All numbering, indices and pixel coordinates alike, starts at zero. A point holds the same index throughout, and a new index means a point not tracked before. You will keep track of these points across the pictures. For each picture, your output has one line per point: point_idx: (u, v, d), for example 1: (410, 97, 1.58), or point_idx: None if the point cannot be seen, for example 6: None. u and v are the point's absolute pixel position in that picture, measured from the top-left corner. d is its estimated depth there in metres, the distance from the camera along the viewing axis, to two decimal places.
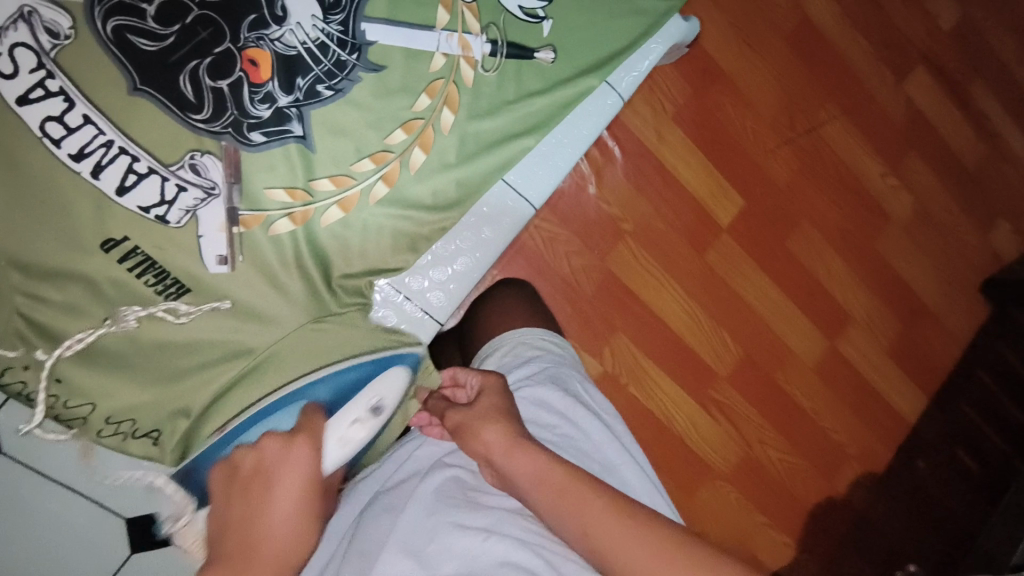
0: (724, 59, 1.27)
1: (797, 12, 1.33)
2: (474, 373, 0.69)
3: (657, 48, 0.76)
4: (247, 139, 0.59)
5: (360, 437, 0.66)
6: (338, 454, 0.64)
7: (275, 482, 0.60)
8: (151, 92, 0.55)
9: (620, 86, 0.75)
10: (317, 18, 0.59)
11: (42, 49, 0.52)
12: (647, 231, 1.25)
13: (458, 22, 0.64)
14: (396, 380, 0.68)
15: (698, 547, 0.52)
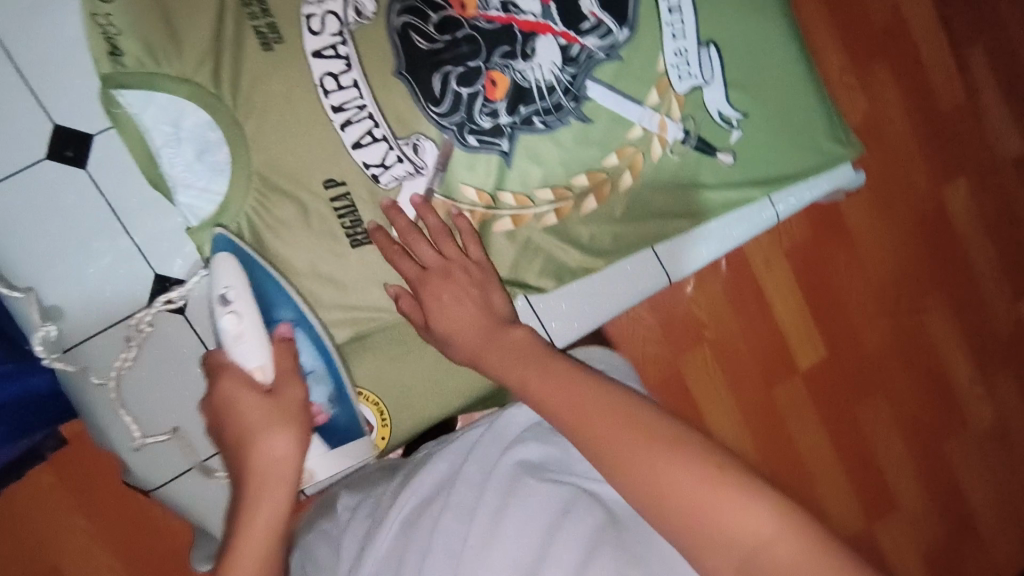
0: (852, 220, 1.33)
1: (937, 197, 1.38)
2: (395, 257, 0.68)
3: (822, 186, 0.83)
4: (464, 140, 0.69)
5: (253, 322, 0.64)
6: (249, 355, 0.63)
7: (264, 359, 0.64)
8: (408, 78, 0.67)
9: (777, 203, 0.83)
10: (555, 65, 0.70)
11: (346, 22, 0.66)
12: (725, 346, 1.28)
13: (664, 106, 0.74)
14: (225, 267, 0.64)
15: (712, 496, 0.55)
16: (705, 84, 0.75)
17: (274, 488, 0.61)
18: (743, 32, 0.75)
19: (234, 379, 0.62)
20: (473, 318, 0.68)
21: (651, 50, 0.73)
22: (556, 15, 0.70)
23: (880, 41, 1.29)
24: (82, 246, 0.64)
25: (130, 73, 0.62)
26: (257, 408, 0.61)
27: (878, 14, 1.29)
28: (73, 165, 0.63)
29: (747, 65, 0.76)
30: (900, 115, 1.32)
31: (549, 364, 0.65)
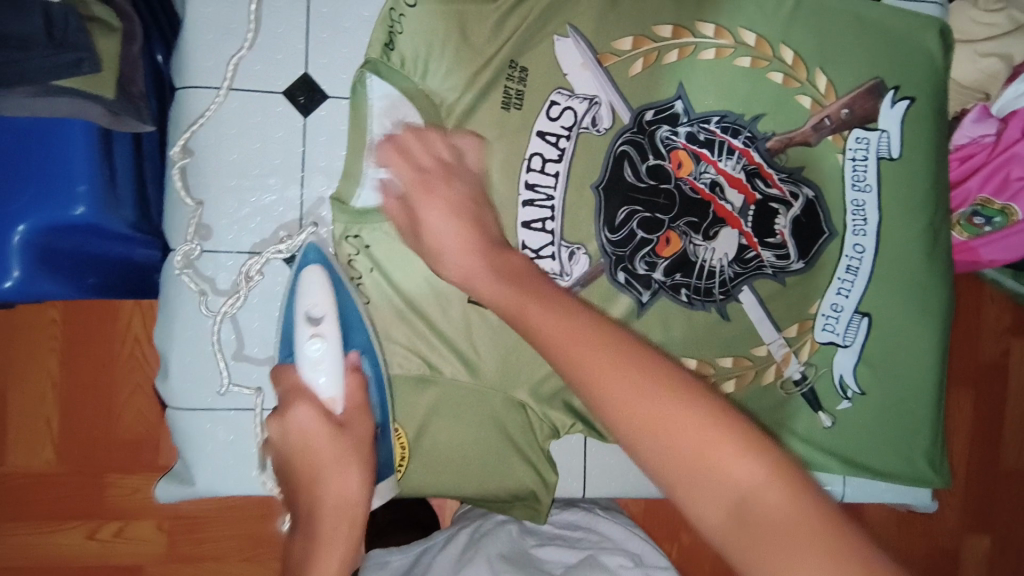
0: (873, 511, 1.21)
1: (959, 537, 1.25)
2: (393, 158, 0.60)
3: (888, 496, 0.79)
4: (613, 272, 0.71)
5: (335, 347, 0.61)
6: (330, 372, 0.60)
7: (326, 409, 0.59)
8: (601, 195, 0.71)
9: (847, 484, 0.78)
10: (726, 257, 0.73)
11: (579, 124, 0.70)
12: (692, 562, 1.15)
13: (796, 342, 0.75)
14: (314, 282, 0.62)
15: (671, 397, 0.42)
16: (842, 345, 0.76)
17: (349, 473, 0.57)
18: (900, 324, 0.76)
19: (308, 403, 0.59)
20: (482, 254, 0.55)
21: (813, 291, 0.75)
22: (750, 217, 0.74)
23: (975, 374, 1.23)
24: (260, 176, 0.66)
25: (388, 67, 0.66)
26: (322, 433, 0.57)
27: (990, 346, 1.23)
28: (297, 111, 0.67)
29: (890, 351, 0.76)
30: (959, 449, 1.24)
31: (560, 305, 0.49)
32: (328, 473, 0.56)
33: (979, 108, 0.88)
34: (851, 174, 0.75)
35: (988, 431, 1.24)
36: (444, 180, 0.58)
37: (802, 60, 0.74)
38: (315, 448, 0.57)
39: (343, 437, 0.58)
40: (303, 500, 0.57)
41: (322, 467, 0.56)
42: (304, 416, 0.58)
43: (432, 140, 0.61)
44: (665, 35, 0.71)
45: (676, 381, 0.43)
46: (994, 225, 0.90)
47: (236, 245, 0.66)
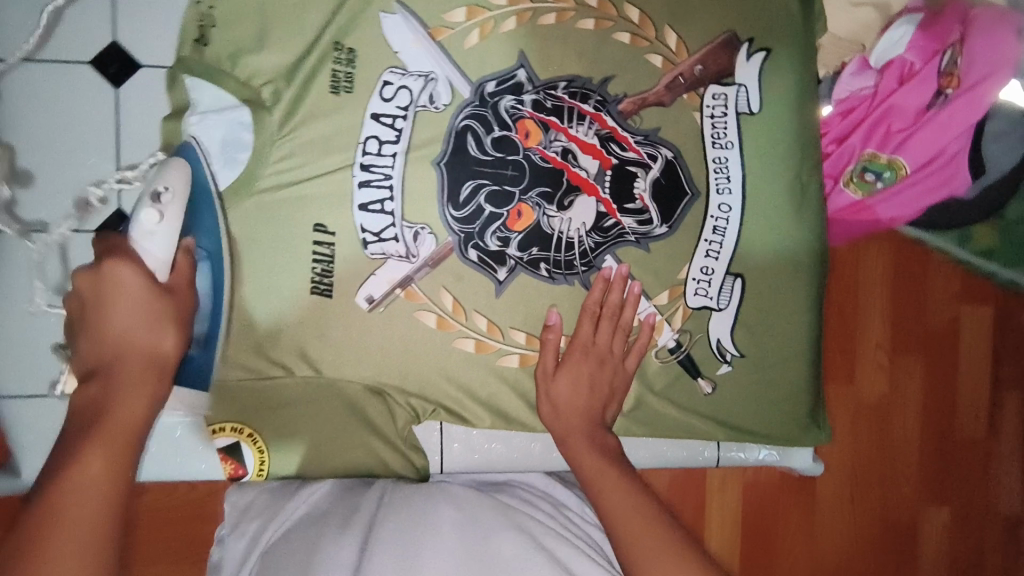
0: (823, 486, 1.18)
1: (914, 511, 1.21)
2: (587, 322, 0.70)
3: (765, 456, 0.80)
4: (464, 251, 0.69)
5: (172, 220, 0.60)
6: (381, 286, 0.68)
7: (115, 297, 0.58)
8: (444, 171, 0.68)
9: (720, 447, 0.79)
10: (584, 227, 0.70)
11: (416, 102, 0.67)
12: None
13: (668, 310, 0.72)
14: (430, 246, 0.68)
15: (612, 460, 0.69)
16: (716, 309, 0.73)
17: (144, 386, 0.57)
18: (773, 285, 0.74)
19: (127, 263, 0.59)
20: (583, 408, 0.70)
21: (679, 256, 0.72)
22: (607, 184, 0.70)
23: (923, 341, 1.19)
24: (75, 153, 0.68)
25: (201, 63, 0.66)
26: (136, 316, 0.58)
27: (935, 315, 1.19)
28: (109, 81, 0.68)
29: (764, 314, 0.74)
30: (910, 416, 1.19)
31: (604, 449, 0.70)
32: (137, 318, 0.58)
33: (857, 60, 0.85)
34: (710, 132, 0.73)
35: (940, 400, 1.20)
36: (598, 325, 0.70)
37: (649, 18, 0.72)
38: (120, 307, 0.58)
39: (159, 337, 0.59)
40: (88, 412, 0.56)
41: (115, 382, 0.57)
42: (122, 313, 0.58)
43: (615, 286, 0.70)
44: (499, 4, 0.70)
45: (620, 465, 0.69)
46: (886, 181, 0.85)
47: (50, 224, 0.67)
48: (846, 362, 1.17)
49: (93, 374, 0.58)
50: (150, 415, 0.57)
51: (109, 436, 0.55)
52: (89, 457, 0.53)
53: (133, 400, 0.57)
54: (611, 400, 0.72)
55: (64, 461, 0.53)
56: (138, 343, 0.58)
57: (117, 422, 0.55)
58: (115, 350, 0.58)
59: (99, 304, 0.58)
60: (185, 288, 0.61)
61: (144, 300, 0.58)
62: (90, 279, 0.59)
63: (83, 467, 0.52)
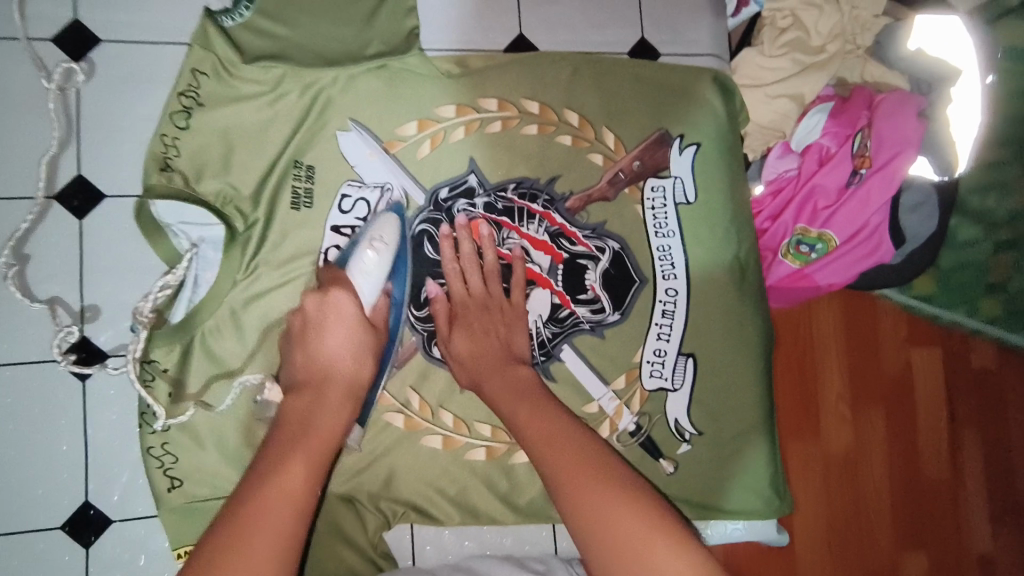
0: (802, 550, 1.16)
1: (893, 563, 1.19)
2: (456, 274, 0.70)
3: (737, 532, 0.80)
4: (429, 350, 0.71)
5: (385, 268, 0.66)
6: (370, 288, 0.65)
7: (326, 329, 0.62)
8: (404, 275, 0.71)
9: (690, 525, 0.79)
10: (541, 318, 0.73)
11: (373, 210, 0.71)
12: None
13: (626, 393, 0.75)
14: (388, 223, 0.67)
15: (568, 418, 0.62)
16: (672, 389, 0.77)
17: (338, 404, 0.60)
18: (723, 360, 0.78)
19: (345, 291, 0.64)
20: (493, 359, 0.68)
21: (634, 340, 0.76)
22: (560, 276, 0.74)
23: (881, 391, 1.20)
24: (33, 281, 0.68)
25: (171, 190, 0.66)
26: (341, 350, 0.62)
27: (888, 365, 1.20)
28: (71, 213, 0.69)
29: (718, 389, 0.78)
30: (876, 465, 1.19)
31: (558, 419, 0.62)
32: (337, 347, 0.62)
33: (780, 145, 0.93)
34: (653, 222, 0.78)
35: (903, 447, 1.20)
36: (467, 280, 0.70)
37: (588, 121, 0.78)
38: (330, 334, 0.62)
39: (361, 366, 0.63)
40: (294, 424, 0.58)
41: (324, 400, 0.60)
42: (337, 338, 0.62)
43: (462, 244, 0.70)
44: (448, 115, 0.75)
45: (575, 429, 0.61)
46: (820, 251, 0.92)
47: (10, 356, 0.66)
48: (809, 420, 1.17)
49: (298, 388, 0.61)
50: (342, 429, 0.60)
51: (305, 443, 0.56)
52: (291, 465, 0.54)
53: (326, 418, 0.59)
54: (512, 338, 0.70)
55: (269, 470, 0.53)
56: (348, 372, 0.62)
57: (323, 436, 0.58)
58: (306, 360, 0.62)
59: (313, 338, 0.63)
60: (381, 323, 0.66)
61: (353, 348, 0.62)
62: (317, 300, 0.63)
63: (285, 479, 0.53)
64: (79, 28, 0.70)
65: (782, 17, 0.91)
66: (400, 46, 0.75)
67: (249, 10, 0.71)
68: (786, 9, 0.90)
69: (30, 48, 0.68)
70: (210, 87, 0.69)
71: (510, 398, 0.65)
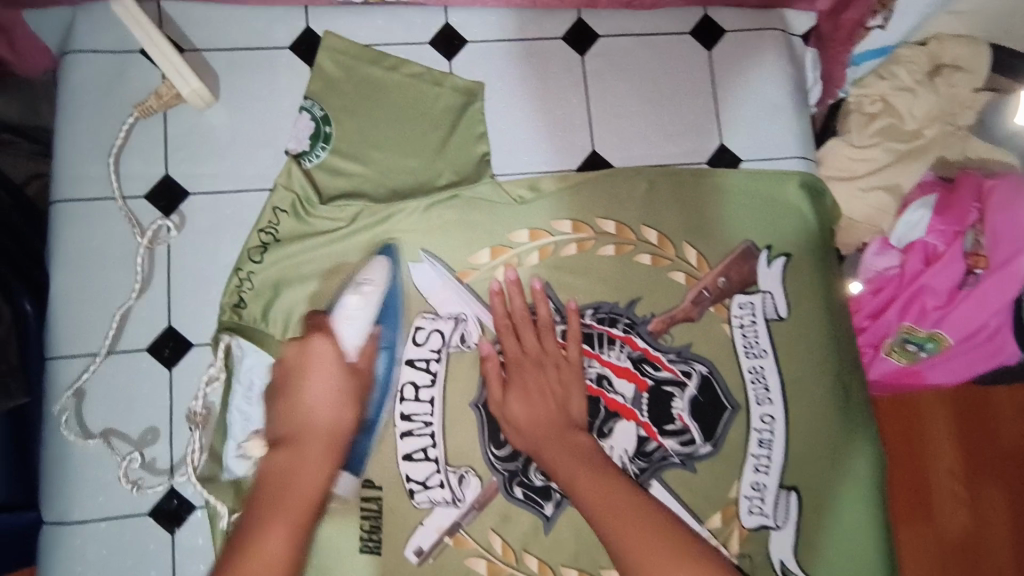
0: None
1: None
2: (507, 334, 0.68)
3: None
4: (510, 489, 0.68)
5: (369, 311, 0.68)
6: (354, 334, 0.67)
7: (308, 373, 0.65)
8: (482, 410, 0.69)
9: None
10: (627, 452, 0.69)
11: (448, 343, 0.70)
12: None
13: (723, 532, 0.69)
14: (381, 268, 0.69)
15: (621, 484, 0.60)
16: (775, 527, 0.70)
17: (317, 459, 0.63)
18: (830, 492, 0.72)
19: (325, 338, 0.66)
20: (548, 421, 0.64)
21: (728, 474, 0.70)
22: (646, 406, 0.70)
23: (1001, 469, 1.06)
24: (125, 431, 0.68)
25: (242, 323, 0.69)
26: (321, 401, 0.65)
27: (1008, 440, 1.07)
28: (162, 364, 0.70)
29: (824, 523, 0.71)
30: (1005, 552, 1.04)
31: (605, 476, 0.60)
32: (319, 407, 0.65)
33: (878, 240, 0.85)
34: (742, 342, 0.73)
35: None
36: (520, 337, 0.68)
37: (667, 237, 0.74)
38: (312, 390, 0.65)
39: (340, 416, 0.65)
40: (271, 484, 0.62)
41: (303, 451, 0.63)
42: (317, 391, 0.65)
43: (516, 295, 0.70)
44: (521, 240, 0.72)
45: (622, 488, 0.60)
46: (929, 351, 0.83)
47: (106, 510, 0.67)
48: (920, 502, 1.05)
49: (280, 443, 0.64)
50: (322, 484, 0.62)
51: (291, 503, 0.60)
52: (273, 529, 0.58)
53: (310, 476, 0.62)
54: (569, 399, 0.66)
55: (258, 528, 0.58)
56: (326, 426, 0.64)
57: (300, 495, 0.61)
58: (292, 424, 0.64)
59: (291, 386, 0.65)
60: (366, 368, 0.67)
61: (335, 389, 0.65)
62: (296, 351, 0.66)
63: (263, 546, 0.56)
64: (169, 183, 0.73)
65: (870, 102, 0.86)
66: (470, 174, 0.74)
67: (326, 151, 0.73)
68: (875, 94, 0.86)
69: (124, 208, 0.71)
70: (287, 224, 0.71)
71: (570, 462, 0.61)
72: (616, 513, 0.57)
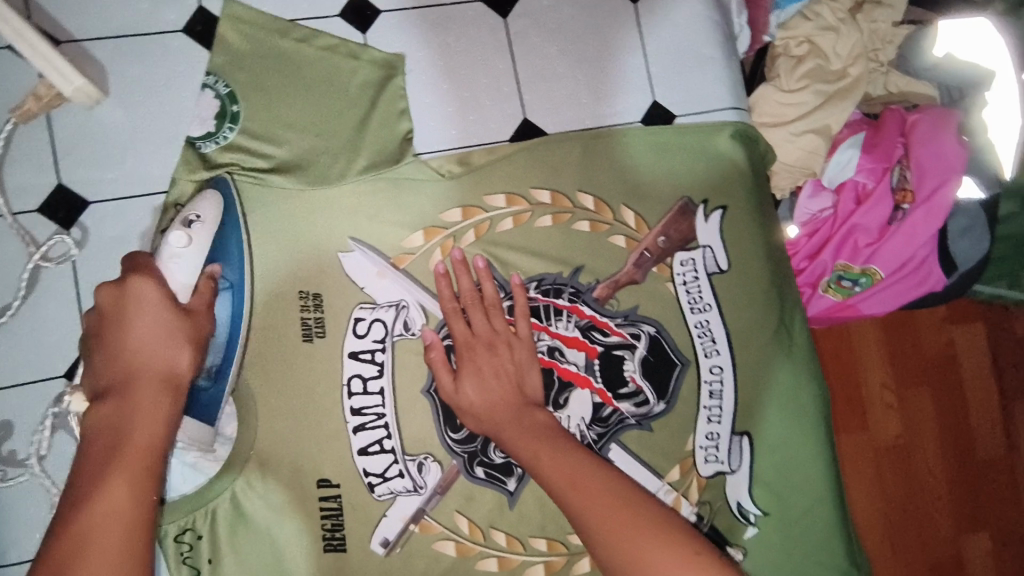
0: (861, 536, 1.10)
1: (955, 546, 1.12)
2: (452, 313, 0.66)
3: None
4: (471, 470, 0.68)
5: (201, 253, 0.63)
6: (184, 271, 0.61)
7: (132, 317, 0.57)
8: (435, 395, 0.68)
9: None
10: (583, 420, 0.70)
11: (392, 332, 0.69)
12: None
13: (682, 484, 0.72)
14: (209, 204, 0.65)
15: (589, 461, 0.59)
16: (730, 472, 0.73)
17: (150, 403, 0.55)
18: (779, 433, 0.75)
19: (150, 278, 0.58)
20: (505, 403, 0.63)
21: (681, 428, 0.72)
22: (598, 372, 0.71)
23: (925, 371, 1.13)
24: (54, 463, 0.65)
25: None
26: (150, 331, 0.57)
27: (930, 343, 1.14)
28: None
29: (775, 462, 0.74)
30: (932, 452, 1.12)
31: (572, 454, 0.59)
32: (143, 343, 0.56)
33: (811, 182, 0.87)
34: (686, 298, 0.74)
35: (955, 425, 1.13)
36: (470, 318, 0.66)
37: (604, 201, 0.73)
38: (138, 328, 0.56)
39: (172, 352, 0.57)
40: (100, 437, 0.53)
41: (131, 397, 0.55)
42: (146, 325, 0.56)
43: (463, 276, 0.68)
44: (456, 219, 0.71)
45: (591, 466, 0.58)
46: (862, 286, 0.86)
47: None
48: (856, 411, 1.11)
49: (103, 394, 0.55)
50: (164, 428, 0.55)
51: (123, 459, 0.53)
52: (111, 485, 0.51)
53: (145, 428, 0.54)
54: (524, 376, 0.65)
55: (87, 493, 0.51)
56: (152, 363, 0.56)
57: (136, 448, 0.53)
58: (120, 356, 0.56)
59: (111, 331, 0.57)
60: (205, 308, 0.60)
61: (169, 317, 0.57)
62: (112, 291, 0.58)
63: (105, 505, 0.50)
64: (65, 192, 0.68)
65: (797, 44, 0.85)
66: (395, 153, 0.71)
67: (234, 131, 0.68)
68: (800, 35, 0.85)
69: (16, 224, 0.66)
70: None
71: (533, 440, 0.60)
72: (585, 490, 0.56)
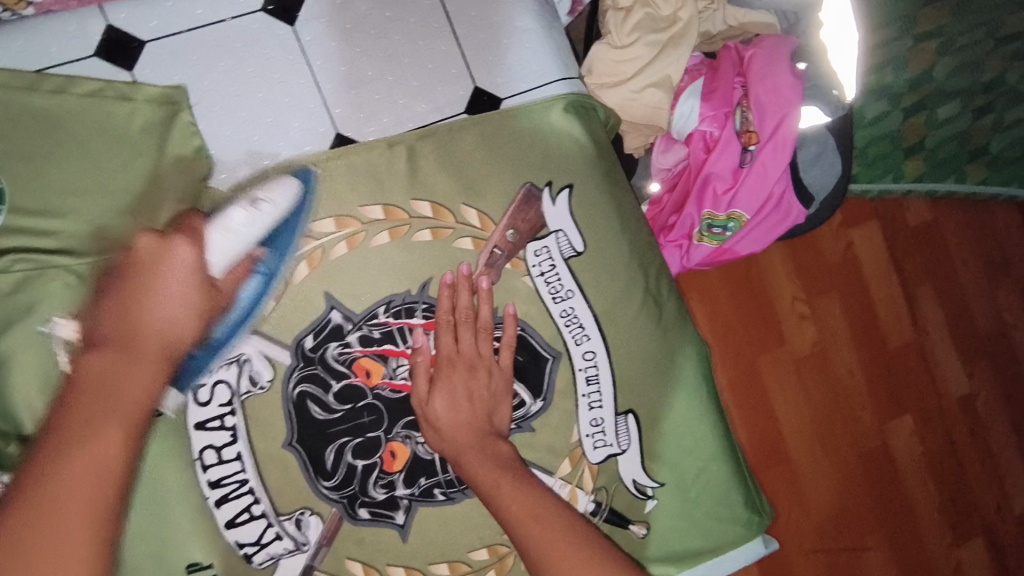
0: (796, 446, 1.10)
1: (881, 437, 1.15)
2: (447, 332, 0.65)
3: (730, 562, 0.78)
4: (354, 513, 0.66)
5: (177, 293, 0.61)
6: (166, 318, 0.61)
7: (158, 278, 0.54)
8: (299, 447, 0.64)
9: None
10: None
11: (237, 392, 0.63)
12: None
13: (575, 475, 0.71)
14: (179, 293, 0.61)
15: (526, 477, 0.61)
16: (620, 452, 0.72)
17: (150, 366, 0.51)
18: (664, 400, 0.74)
19: (189, 243, 0.56)
20: (471, 424, 0.63)
21: (564, 422, 0.70)
22: None
23: (830, 276, 1.14)
24: None
25: None
26: (178, 292, 0.54)
27: (831, 249, 1.14)
28: None
29: (664, 430, 0.74)
30: (847, 352, 1.14)
31: (513, 468, 0.61)
32: (155, 303, 0.53)
33: (662, 137, 0.87)
34: (546, 288, 0.71)
35: (864, 323, 1.15)
36: (458, 336, 0.65)
37: (441, 204, 0.68)
38: (171, 281, 0.54)
39: (185, 327, 0.55)
40: (90, 389, 0.48)
41: (136, 352, 0.51)
42: (175, 288, 0.54)
43: (461, 292, 0.66)
44: (284, 254, 0.64)
45: (528, 480, 0.61)
46: (733, 230, 0.85)
47: None
48: (772, 329, 1.10)
49: (100, 346, 0.51)
50: (153, 395, 0.51)
51: (120, 410, 0.48)
52: (106, 432, 0.46)
53: (138, 383, 0.50)
54: (495, 404, 0.65)
55: (62, 452, 0.44)
56: (167, 332, 0.53)
57: (131, 406, 0.49)
58: (131, 319, 0.53)
59: (139, 283, 0.54)
60: (229, 289, 0.60)
61: (191, 280, 0.55)
62: (157, 242, 0.56)
63: (89, 457, 0.44)
64: None
65: None
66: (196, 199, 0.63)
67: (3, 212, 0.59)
68: None
69: None
70: None
71: (494, 472, 0.60)
72: (517, 497, 0.59)
